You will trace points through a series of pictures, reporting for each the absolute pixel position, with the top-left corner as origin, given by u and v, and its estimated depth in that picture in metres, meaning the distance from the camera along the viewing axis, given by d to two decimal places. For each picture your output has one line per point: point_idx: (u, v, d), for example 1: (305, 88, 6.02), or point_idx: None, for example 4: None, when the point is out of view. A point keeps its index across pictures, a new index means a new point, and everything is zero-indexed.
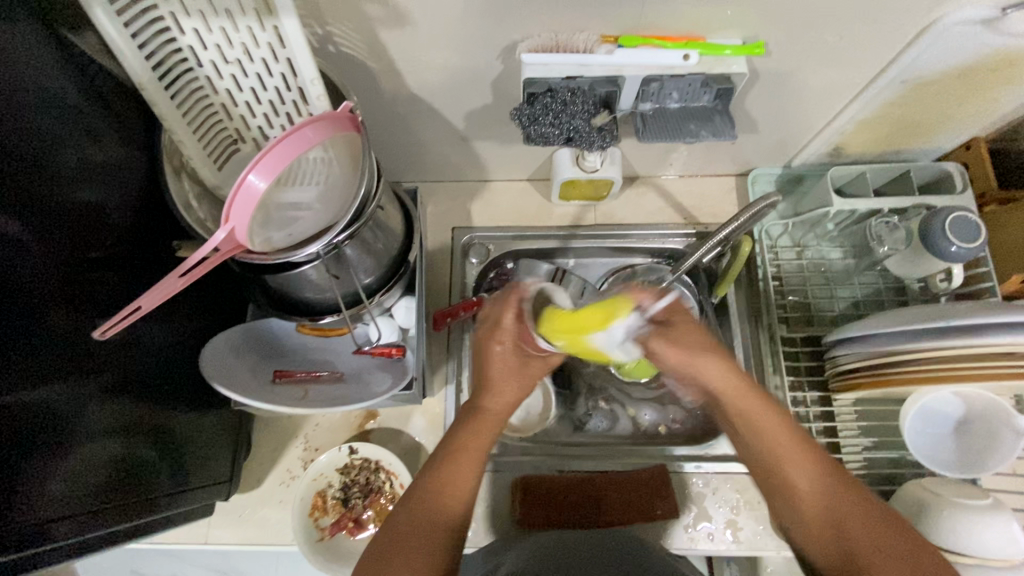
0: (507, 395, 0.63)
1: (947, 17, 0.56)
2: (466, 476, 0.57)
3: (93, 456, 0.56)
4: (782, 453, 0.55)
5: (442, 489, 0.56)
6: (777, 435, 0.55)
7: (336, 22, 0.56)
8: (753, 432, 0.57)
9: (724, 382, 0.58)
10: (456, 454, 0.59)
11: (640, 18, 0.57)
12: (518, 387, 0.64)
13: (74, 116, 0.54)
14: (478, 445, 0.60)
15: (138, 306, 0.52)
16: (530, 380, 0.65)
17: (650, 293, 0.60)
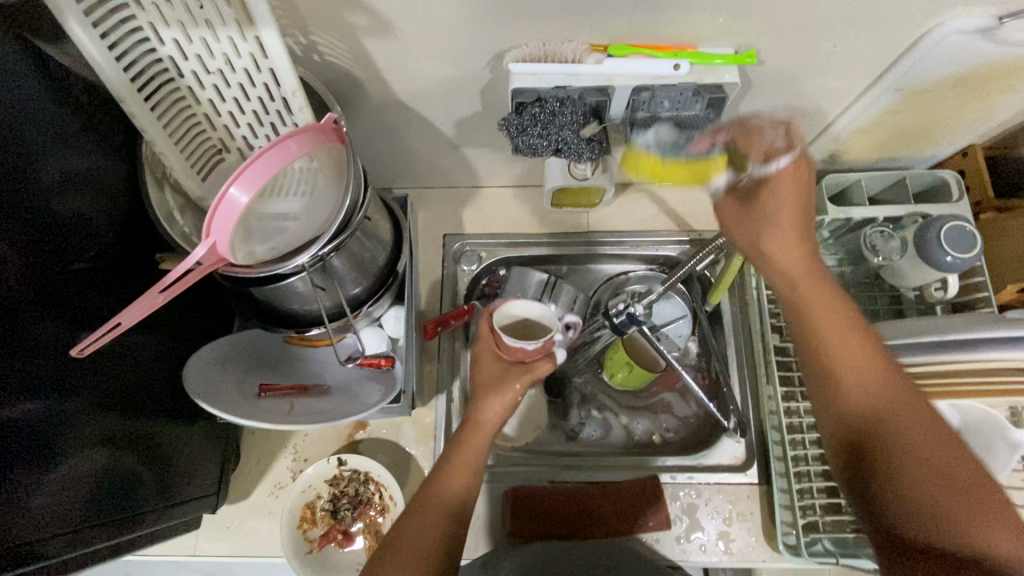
0: (485, 410, 0.63)
1: (942, 26, 0.55)
2: (455, 481, 0.60)
3: (83, 474, 0.56)
4: (831, 345, 0.55)
5: (435, 498, 0.60)
6: (833, 327, 0.55)
7: (319, 31, 0.55)
8: (820, 314, 0.56)
9: (791, 267, 0.57)
10: (439, 474, 0.62)
11: (629, 26, 0.55)
12: (495, 400, 0.63)
13: (56, 130, 0.53)
14: (461, 463, 0.62)
15: (118, 322, 0.51)
16: (508, 393, 0.63)
17: (764, 157, 0.57)
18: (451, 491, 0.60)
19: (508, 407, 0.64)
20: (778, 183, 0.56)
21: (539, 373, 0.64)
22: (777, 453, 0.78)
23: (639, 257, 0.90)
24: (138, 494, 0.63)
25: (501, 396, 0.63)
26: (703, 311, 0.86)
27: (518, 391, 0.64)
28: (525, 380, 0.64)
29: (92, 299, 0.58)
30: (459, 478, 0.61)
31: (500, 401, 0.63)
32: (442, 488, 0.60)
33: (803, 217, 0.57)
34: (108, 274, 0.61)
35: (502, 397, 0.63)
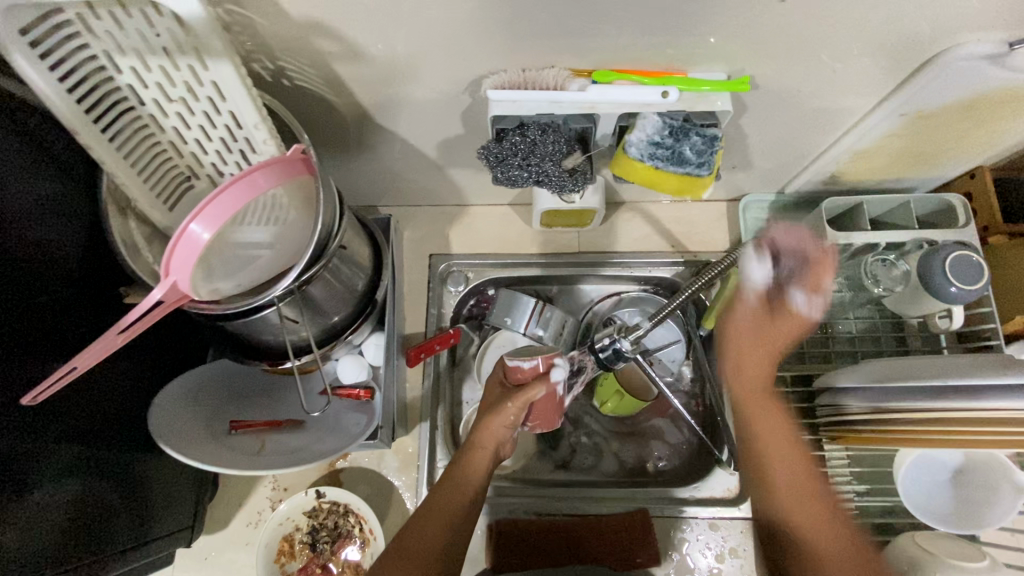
0: (483, 431, 0.61)
1: (948, 52, 0.52)
2: (458, 495, 0.61)
3: (48, 519, 0.54)
4: (775, 453, 0.61)
5: (437, 510, 0.60)
6: (777, 435, 0.61)
7: (287, 57, 0.52)
8: (761, 427, 0.62)
9: (742, 382, 0.64)
10: (435, 495, 0.61)
11: (614, 51, 0.52)
12: (493, 421, 0.60)
13: (10, 161, 0.50)
14: (457, 484, 0.61)
15: (74, 365, 0.49)
16: (506, 413, 0.60)
17: (810, 288, 0.60)
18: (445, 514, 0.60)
19: (508, 429, 0.61)
20: (740, 308, 0.64)
21: (533, 395, 0.59)
22: None
23: (632, 278, 0.87)
24: (107, 532, 0.61)
25: (499, 417, 0.60)
26: (697, 336, 0.84)
27: (517, 413, 0.61)
28: (522, 400, 0.59)
29: (55, 335, 0.56)
30: (454, 499, 0.61)
31: (498, 422, 0.60)
32: (436, 510, 0.60)
33: (771, 342, 0.63)
34: (73, 308, 0.58)
35: (500, 419, 0.60)
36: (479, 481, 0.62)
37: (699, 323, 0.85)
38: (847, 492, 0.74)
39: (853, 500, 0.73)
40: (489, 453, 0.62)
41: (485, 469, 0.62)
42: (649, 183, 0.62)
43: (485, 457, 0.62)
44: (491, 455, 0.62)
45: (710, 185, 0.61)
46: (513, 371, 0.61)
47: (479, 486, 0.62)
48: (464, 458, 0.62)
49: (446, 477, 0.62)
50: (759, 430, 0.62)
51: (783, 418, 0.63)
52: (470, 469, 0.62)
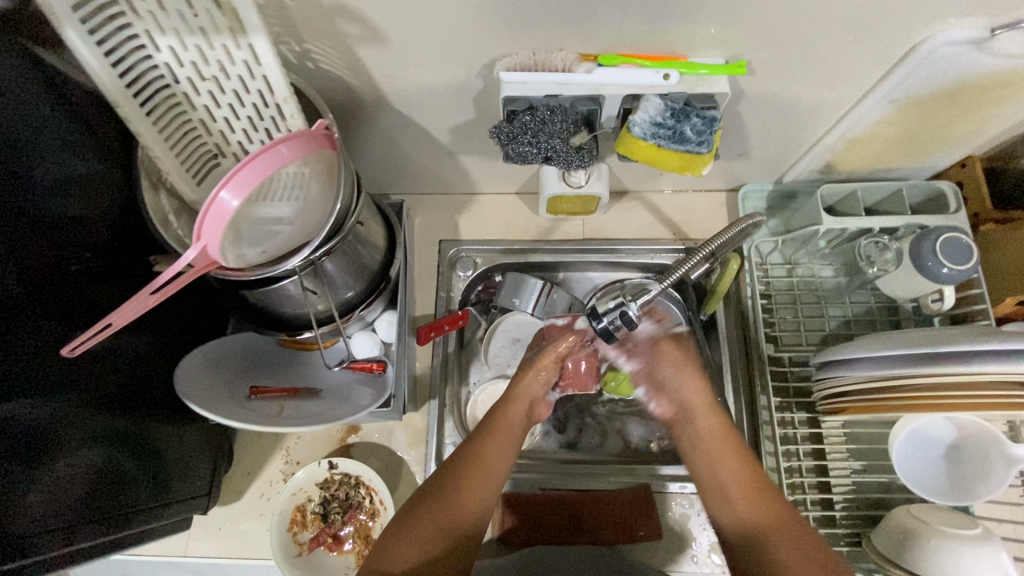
0: (524, 384, 0.69)
1: (933, 38, 0.55)
2: (504, 456, 0.61)
3: (74, 472, 0.56)
4: (719, 456, 0.60)
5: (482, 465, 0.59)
6: (719, 443, 0.61)
7: (313, 39, 0.56)
8: (722, 463, 0.59)
9: (695, 398, 0.65)
10: (482, 443, 0.61)
11: (619, 37, 0.56)
12: (530, 376, 0.70)
13: (53, 133, 0.54)
14: (502, 434, 0.62)
15: (109, 322, 0.52)
16: (546, 368, 0.71)
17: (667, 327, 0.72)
18: (490, 468, 0.60)
19: (543, 385, 0.70)
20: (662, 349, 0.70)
21: (562, 350, 0.72)
22: (772, 464, 0.78)
23: (636, 264, 0.90)
24: (130, 493, 0.63)
25: (538, 372, 0.71)
26: (698, 321, 0.87)
27: (553, 368, 0.72)
28: (555, 356, 0.72)
29: (85, 300, 0.59)
30: (500, 452, 0.61)
31: (536, 375, 0.70)
32: (483, 461, 0.60)
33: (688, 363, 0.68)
34: (105, 275, 0.62)
35: (538, 372, 0.71)
36: (519, 431, 0.65)
37: (700, 309, 0.87)
38: (844, 468, 0.76)
39: (850, 475, 0.76)
40: (524, 409, 0.67)
41: (521, 421, 0.66)
42: (652, 161, 0.64)
43: (522, 408, 0.66)
44: (527, 407, 0.68)
45: (712, 160, 0.64)
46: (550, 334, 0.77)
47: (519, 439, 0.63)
48: (503, 408, 0.66)
49: (492, 425, 0.63)
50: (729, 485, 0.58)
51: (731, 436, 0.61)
52: (509, 419, 0.64)
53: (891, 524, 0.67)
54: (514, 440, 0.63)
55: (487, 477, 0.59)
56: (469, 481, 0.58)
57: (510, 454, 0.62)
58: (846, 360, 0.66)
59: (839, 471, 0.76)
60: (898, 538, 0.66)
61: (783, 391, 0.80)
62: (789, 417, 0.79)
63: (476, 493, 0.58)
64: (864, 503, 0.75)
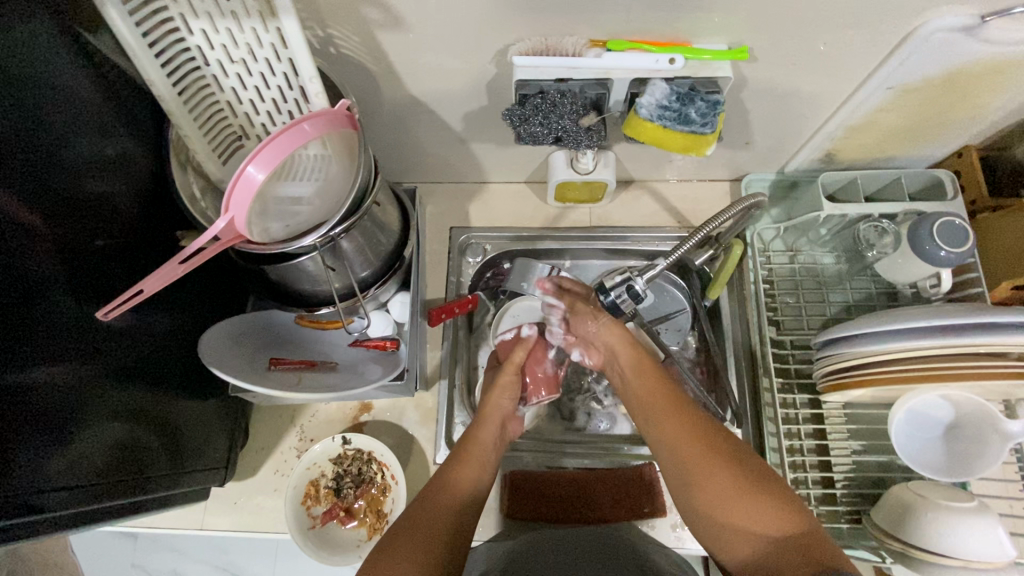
0: (490, 403, 0.74)
1: (926, 25, 0.58)
2: (474, 472, 0.66)
3: (104, 434, 0.59)
4: (641, 387, 0.68)
5: (452, 480, 0.64)
6: (641, 375, 0.68)
7: (336, 25, 0.59)
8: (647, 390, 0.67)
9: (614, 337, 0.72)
10: (453, 468, 0.66)
11: (627, 24, 0.59)
12: (495, 395, 0.75)
13: (90, 112, 0.57)
14: (473, 457, 0.68)
15: (140, 289, 0.55)
16: (506, 383, 0.76)
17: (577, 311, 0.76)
18: (463, 487, 0.64)
19: (510, 398, 0.75)
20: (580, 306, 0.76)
21: (519, 359, 0.78)
22: (773, 444, 0.79)
23: (641, 252, 0.93)
24: (154, 458, 0.66)
25: (501, 389, 0.75)
26: (703, 306, 0.88)
27: (512, 383, 0.76)
28: (512, 368, 0.77)
29: (118, 271, 0.62)
30: (470, 475, 0.66)
31: (499, 393, 0.75)
32: (456, 480, 0.64)
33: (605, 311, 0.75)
34: (135, 250, 0.65)
35: (502, 392, 0.75)
36: (489, 454, 0.70)
37: (705, 294, 0.88)
38: (844, 448, 0.78)
39: (850, 455, 0.78)
40: (496, 425, 0.72)
41: (491, 442, 0.70)
42: (656, 142, 0.67)
43: (493, 428, 0.72)
44: (498, 427, 0.73)
45: (716, 141, 0.66)
46: (502, 352, 0.83)
47: (487, 466, 0.68)
48: (474, 431, 0.71)
49: (464, 452, 0.68)
50: (739, 521, 0.55)
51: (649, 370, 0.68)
52: (481, 441, 0.70)
53: (890, 500, 0.69)
54: (485, 465, 0.68)
55: (460, 490, 0.64)
56: (443, 498, 0.62)
57: (482, 476, 0.67)
58: (848, 337, 0.69)
59: (839, 450, 0.78)
60: (896, 512, 0.67)
61: (783, 372, 0.82)
62: (790, 399, 0.81)
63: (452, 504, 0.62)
64: (864, 482, 0.77)
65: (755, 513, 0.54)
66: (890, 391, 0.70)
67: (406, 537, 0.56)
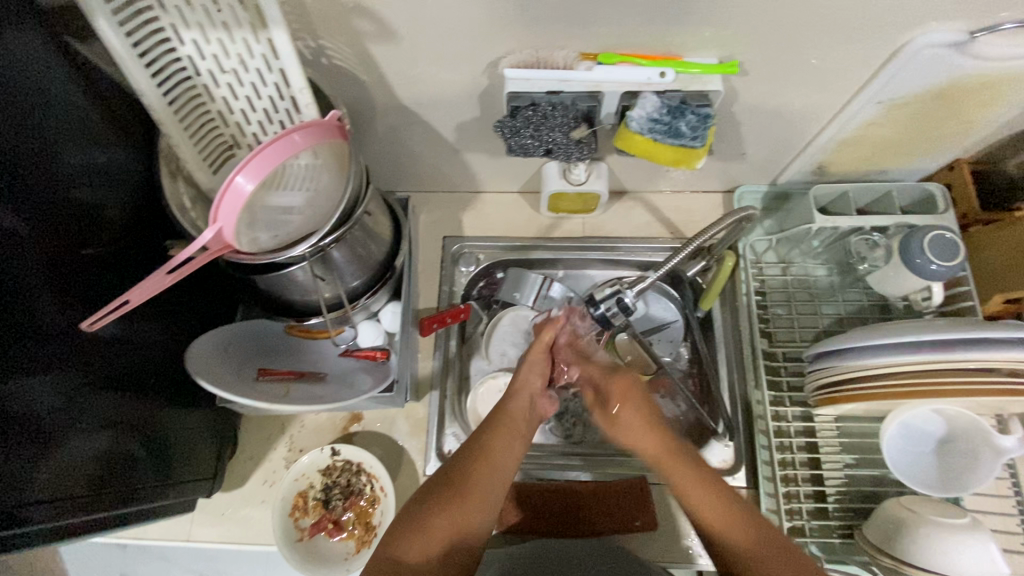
0: (521, 375, 0.67)
1: (916, 41, 0.58)
2: (511, 452, 0.61)
3: (90, 446, 0.58)
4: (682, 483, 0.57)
5: (485, 453, 0.60)
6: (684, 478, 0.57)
7: (328, 36, 0.59)
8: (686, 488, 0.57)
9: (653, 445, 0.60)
10: (487, 438, 0.61)
11: (617, 37, 0.59)
12: (522, 370, 0.68)
13: (80, 122, 0.57)
14: (508, 430, 0.62)
15: (127, 299, 0.54)
16: (534, 359, 0.69)
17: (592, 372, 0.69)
18: (497, 462, 0.59)
19: (540, 374, 0.68)
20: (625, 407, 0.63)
21: (547, 340, 0.70)
22: (764, 457, 0.79)
23: (633, 262, 0.93)
24: (140, 470, 0.65)
25: (532, 365, 0.69)
26: (695, 318, 0.88)
27: (543, 358, 0.69)
28: (540, 348, 0.69)
29: (106, 281, 0.61)
30: (504, 448, 0.60)
31: (529, 367, 0.68)
32: (489, 455, 0.59)
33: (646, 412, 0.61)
34: (124, 259, 0.64)
35: (533, 369, 0.68)
36: (522, 426, 0.63)
37: (696, 306, 0.89)
38: (837, 462, 0.78)
39: (842, 468, 0.77)
40: (526, 401, 0.66)
41: (524, 415, 0.64)
42: (646, 154, 0.68)
43: (523, 402, 0.65)
44: (528, 403, 0.66)
45: (707, 154, 0.66)
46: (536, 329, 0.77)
47: (523, 437, 0.62)
48: (506, 402, 0.65)
49: (497, 424, 0.62)
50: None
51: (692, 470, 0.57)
52: (514, 410, 0.64)
53: (882, 515, 0.68)
54: (518, 435, 0.62)
55: (495, 463, 0.59)
56: (479, 475, 0.58)
57: (516, 448, 0.61)
58: (842, 350, 0.68)
59: (832, 464, 0.78)
60: (887, 528, 0.67)
61: (776, 385, 0.82)
62: (782, 412, 0.80)
63: (487, 482, 0.58)
64: (856, 496, 0.77)
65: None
66: (882, 405, 0.70)
67: (443, 516, 0.55)
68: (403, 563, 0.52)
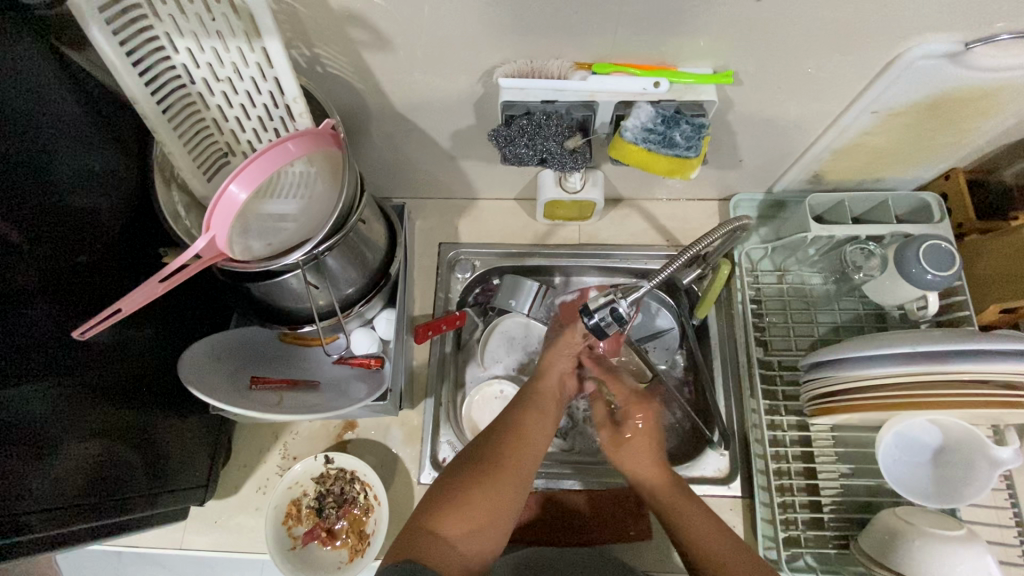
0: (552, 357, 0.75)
1: (911, 51, 0.58)
2: (543, 430, 0.65)
3: (82, 454, 0.57)
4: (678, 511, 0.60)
5: (523, 428, 0.63)
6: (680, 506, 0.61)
7: (322, 44, 0.59)
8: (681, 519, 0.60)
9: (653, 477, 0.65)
10: (523, 417, 0.65)
11: (612, 46, 0.59)
12: (553, 353, 0.76)
13: (74, 129, 0.57)
14: (541, 410, 0.67)
15: (118, 308, 0.54)
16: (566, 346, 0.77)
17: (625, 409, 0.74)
18: (532, 439, 0.63)
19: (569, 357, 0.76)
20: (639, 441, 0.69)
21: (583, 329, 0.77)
22: (760, 466, 0.78)
23: (629, 270, 0.93)
24: (132, 479, 0.64)
25: (566, 346, 0.77)
26: (691, 324, 0.88)
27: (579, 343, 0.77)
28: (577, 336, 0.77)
29: (99, 289, 0.61)
30: (538, 425, 0.65)
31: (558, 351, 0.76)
32: (525, 432, 0.63)
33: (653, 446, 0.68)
34: (118, 266, 0.64)
35: (566, 351, 0.76)
36: (553, 401, 0.70)
37: (692, 313, 0.89)
38: (832, 472, 0.78)
39: (838, 478, 0.77)
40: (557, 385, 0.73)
41: (555, 392, 0.72)
42: (641, 163, 0.67)
43: (554, 382, 0.73)
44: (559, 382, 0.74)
45: (702, 164, 0.66)
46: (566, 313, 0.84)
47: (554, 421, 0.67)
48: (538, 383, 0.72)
49: (533, 400, 0.68)
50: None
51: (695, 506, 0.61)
52: (546, 388, 0.71)
53: (878, 526, 0.68)
54: (548, 411, 0.67)
55: (531, 438, 0.63)
56: (515, 452, 0.60)
57: (547, 426, 0.66)
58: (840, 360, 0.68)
59: (827, 474, 0.78)
60: (883, 540, 0.67)
61: (771, 393, 0.82)
62: (778, 420, 0.80)
63: (523, 457, 0.60)
64: (852, 506, 0.76)
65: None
66: (878, 415, 0.69)
67: (483, 492, 0.56)
68: (441, 535, 0.53)
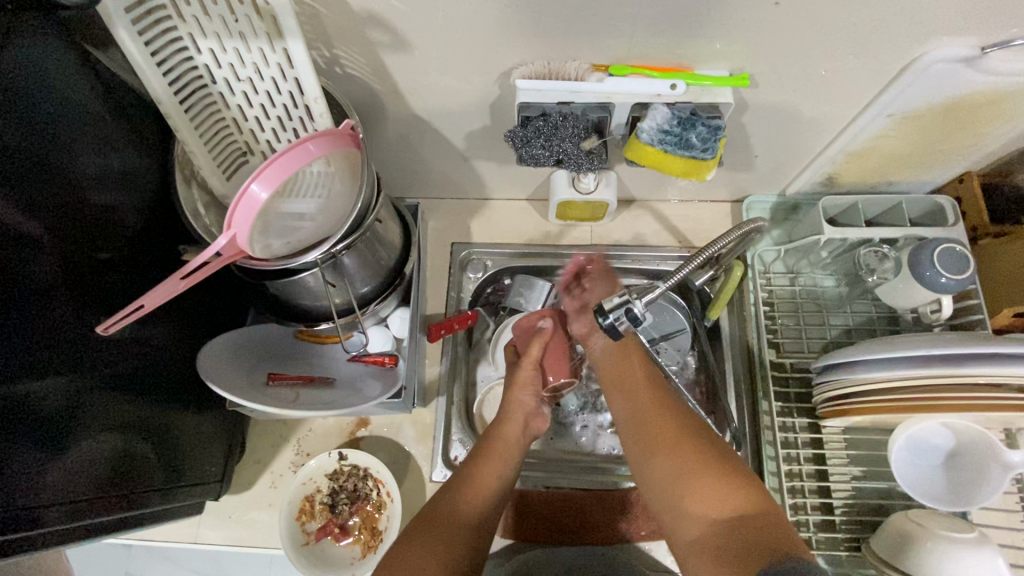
0: (513, 405, 0.79)
1: (928, 55, 0.58)
2: (495, 471, 0.71)
3: (99, 448, 0.58)
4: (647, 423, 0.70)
5: (473, 479, 0.69)
6: (651, 418, 0.70)
7: (342, 45, 0.60)
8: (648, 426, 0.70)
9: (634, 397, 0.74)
10: (475, 465, 0.71)
11: (629, 49, 0.60)
12: (515, 392, 0.81)
13: (97, 126, 0.58)
14: (494, 457, 0.72)
15: (140, 304, 0.55)
16: (524, 379, 0.82)
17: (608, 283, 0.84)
18: (485, 485, 0.69)
19: (530, 393, 0.81)
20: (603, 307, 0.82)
21: (534, 355, 0.83)
22: (771, 468, 0.78)
23: (641, 270, 0.93)
24: (147, 474, 0.65)
25: (523, 385, 0.81)
26: (702, 327, 0.89)
27: (532, 382, 0.82)
28: (529, 363, 0.83)
29: (118, 284, 0.62)
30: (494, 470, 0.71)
31: (519, 392, 0.80)
32: (477, 477, 0.70)
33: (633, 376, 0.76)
34: (138, 262, 0.65)
35: (521, 388, 0.81)
36: (514, 451, 0.74)
37: (704, 315, 0.90)
38: (844, 474, 0.78)
39: (851, 481, 0.77)
40: (519, 424, 0.78)
41: (513, 445, 0.75)
42: (658, 167, 0.68)
43: (515, 426, 0.77)
44: (520, 426, 0.78)
45: (718, 166, 0.66)
46: (520, 340, 0.87)
47: (511, 463, 0.73)
48: (498, 430, 0.76)
49: (489, 448, 0.73)
50: (689, 495, 0.61)
51: (666, 414, 0.70)
52: (503, 442, 0.75)
53: (889, 529, 0.68)
54: (507, 460, 0.73)
55: (482, 487, 0.69)
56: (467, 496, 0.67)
57: (502, 473, 0.71)
58: (854, 362, 0.68)
59: (838, 477, 0.78)
60: (895, 542, 0.67)
61: (784, 396, 0.82)
62: (790, 423, 0.80)
63: (471, 503, 0.67)
64: (864, 509, 0.77)
65: (715, 504, 0.59)
66: (891, 419, 0.70)
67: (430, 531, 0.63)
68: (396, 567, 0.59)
